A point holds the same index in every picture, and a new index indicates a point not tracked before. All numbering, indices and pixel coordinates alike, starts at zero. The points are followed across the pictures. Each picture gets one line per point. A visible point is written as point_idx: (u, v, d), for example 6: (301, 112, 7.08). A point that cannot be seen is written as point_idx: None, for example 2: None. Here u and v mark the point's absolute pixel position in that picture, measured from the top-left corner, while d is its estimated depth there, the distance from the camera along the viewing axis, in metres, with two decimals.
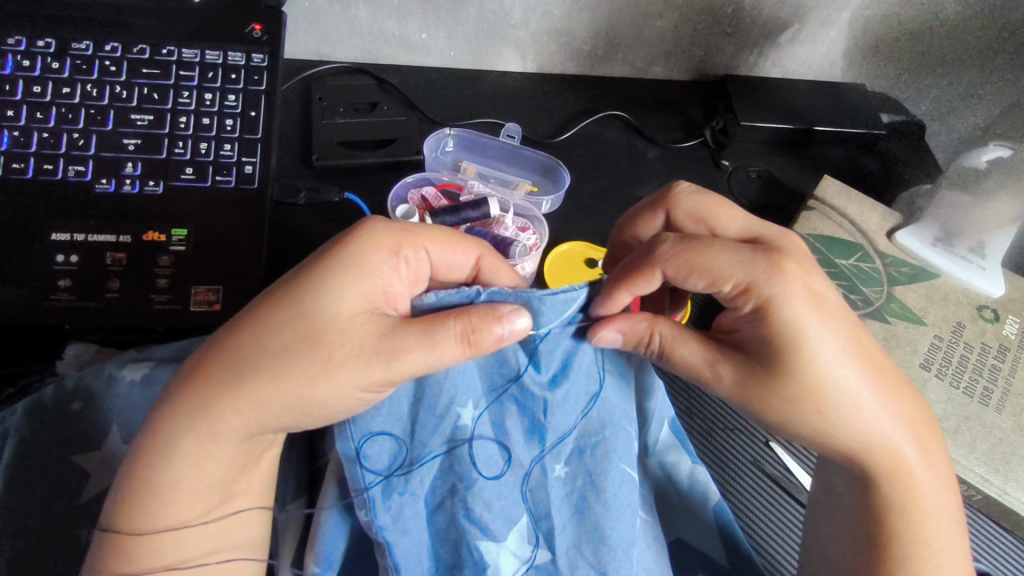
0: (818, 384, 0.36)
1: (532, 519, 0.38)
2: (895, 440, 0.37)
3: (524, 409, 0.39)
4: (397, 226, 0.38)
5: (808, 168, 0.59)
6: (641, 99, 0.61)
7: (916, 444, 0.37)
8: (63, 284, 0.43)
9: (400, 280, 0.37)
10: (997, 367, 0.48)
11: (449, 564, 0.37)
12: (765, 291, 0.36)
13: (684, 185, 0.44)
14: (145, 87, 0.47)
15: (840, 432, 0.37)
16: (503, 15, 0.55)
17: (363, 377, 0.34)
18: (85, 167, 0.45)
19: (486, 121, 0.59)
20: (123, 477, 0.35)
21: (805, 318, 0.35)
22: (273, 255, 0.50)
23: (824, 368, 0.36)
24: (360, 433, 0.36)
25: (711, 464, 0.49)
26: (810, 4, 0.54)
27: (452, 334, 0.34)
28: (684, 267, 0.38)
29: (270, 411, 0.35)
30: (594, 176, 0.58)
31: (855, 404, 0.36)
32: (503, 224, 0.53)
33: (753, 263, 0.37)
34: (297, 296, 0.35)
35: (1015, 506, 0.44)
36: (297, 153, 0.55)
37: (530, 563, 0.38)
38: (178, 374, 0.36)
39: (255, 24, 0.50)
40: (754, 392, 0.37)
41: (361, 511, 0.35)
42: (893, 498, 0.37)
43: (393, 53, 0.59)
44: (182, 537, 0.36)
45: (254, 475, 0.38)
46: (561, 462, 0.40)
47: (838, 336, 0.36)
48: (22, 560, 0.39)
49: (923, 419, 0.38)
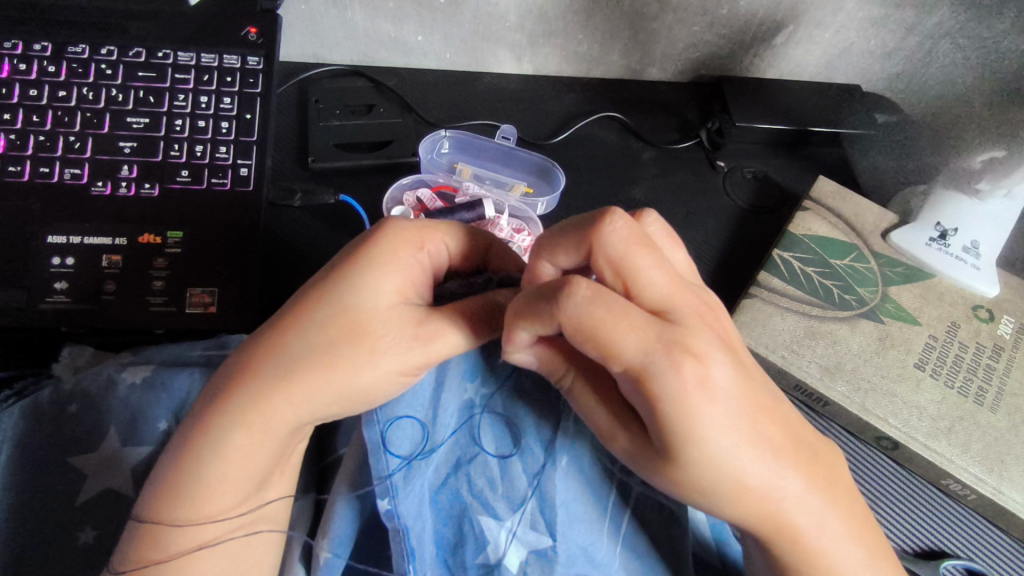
0: (703, 475, 0.30)
1: (539, 505, 0.38)
2: (798, 523, 0.32)
3: (531, 390, 0.40)
4: (416, 221, 0.39)
5: (802, 168, 0.59)
6: (636, 100, 0.62)
7: (821, 517, 0.33)
8: (60, 287, 0.44)
9: (425, 271, 0.38)
10: (992, 367, 0.48)
11: (451, 542, 0.38)
12: (660, 390, 0.28)
13: (622, 219, 0.30)
14: (141, 90, 0.47)
15: (732, 512, 0.32)
16: (498, 17, 0.55)
17: (406, 361, 0.34)
18: (82, 170, 0.46)
19: (482, 123, 0.59)
20: (169, 472, 0.35)
21: (700, 417, 0.28)
22: (270, 257, 0.50)
23: (722, 464, 0.29)
24: (384, 419, 0.36)
25: None
26: (803, 6, 0.54)
27: (477, 317, 0.35)
28: (579, 330, 0.29)
29: (323, 400, 0.35)
30: (589, 177, 0.58)
31: (748, 491, 0.30)
32: (498, 225, 0.53)
33: (655, 347, 0.28)
34: (338, 291, 0.36)
35: (1010, 506, 0.44)
36: (293, 155, 0.55)
37: (533, 550, 0.37)
38: (221, 372, 0.36)
39: (251, 28, 0.50)
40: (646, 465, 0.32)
41: (382, 498, 0.34)
42: (793, 560, 0.34)
43: (389, 56, 0.59)
44: (214, 525, 0.35)
45: (286, 469, 0.38)
46: (570, 453, 0.39)
47: (733, 422, 0.29)
48: (21, 561, 0.40)
49: (835, 483, 0.34)
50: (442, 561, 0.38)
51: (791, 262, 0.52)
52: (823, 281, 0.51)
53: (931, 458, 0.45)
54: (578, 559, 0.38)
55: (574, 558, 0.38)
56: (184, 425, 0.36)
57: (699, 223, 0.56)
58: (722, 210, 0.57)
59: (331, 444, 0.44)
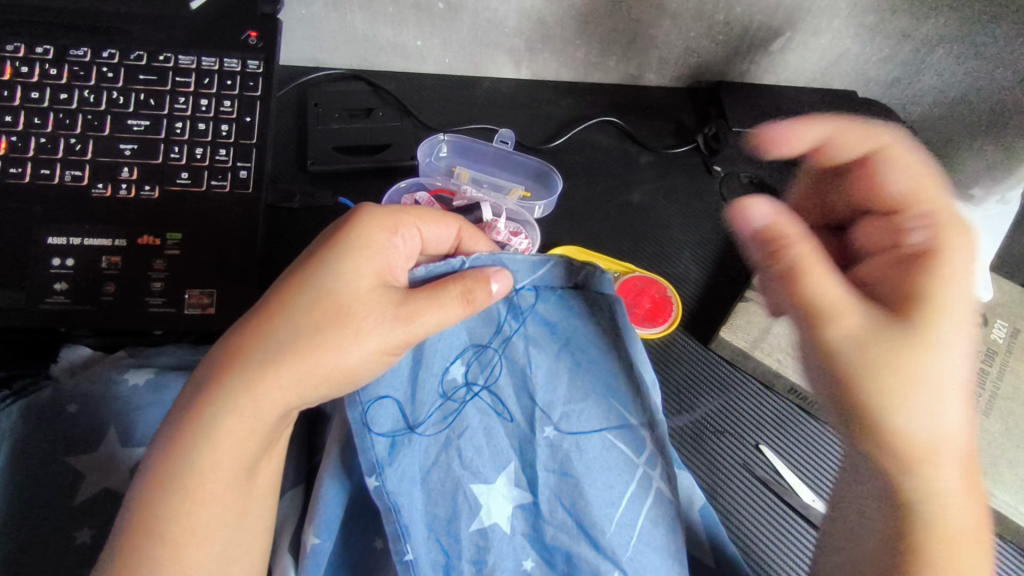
0: (907, 422, 0.33)
1: (520, 464, 0.40)
2: (950, 469, 0.34)
3: (510, 364, 0.41)
4: (389, 207, 0.39)
5: (799, 174, 0.60)
6: (634, 105, 0.62)
7: (966, 462, 0.34)
8: (59, 288, 0.44)
9: (400, 256, 0.38)
10: (986, 370, 0.48)
11: (445, 518, 0.38)
12: (949, 217, 0.37)
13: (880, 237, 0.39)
14: (142, 93, 0.47)
15: (909, 407, 0.33)
16: (496, 22, 0.56)
17: (390, 340, 0.35)
18: (82, 171, 0.46)
19: (481, 127, 0.59)
20: (157, 463, 0.34)
21: (960, 247, 0.35)
22: (270, 260, 0.51)
23: (958, 309, 0.34)
24: (366, 399, 0.37)
25: (697, 470, 0.48)
26: (798, 13, 0.54)
27: (455, 296, 0.36)
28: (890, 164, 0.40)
29: (310, 382, 0.34)
30: (587, 181, 0.58)
31: (935, 419, 0.33)
32: (495, 228, 0.53)
33: (922, 184, 0.39)
34: (320, 275, 0.35)
35: (1004, 509, 0.44)
36: (293, 159, 0.56)
37: (519, 505, 0.39)
38: (206, 362, 0.35)
39: (252, 32, 0.50)
40: (932, 330, 0.34)
41: (370, 476, 0.36)
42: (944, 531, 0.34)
43: (388, 60, 0.60)
44: (209, 514, 0.34)
45: (274, 454, 0.37)
46: (551, 424, 0.40)
47: (932, 346, 0.33)
48: (20, 560, 0.40)
49: (966, 459, 0.34)
50: (438, 541, 0.37)
51: None
52: None
53: None
54: (563, 525, 0.38)
55: (559, 521, 0.39)
56: (171, 417, 0.36)
57: (695, 227, 0.57)
58: (718, 214, 0.58)
59: (321, 438, 0.44)
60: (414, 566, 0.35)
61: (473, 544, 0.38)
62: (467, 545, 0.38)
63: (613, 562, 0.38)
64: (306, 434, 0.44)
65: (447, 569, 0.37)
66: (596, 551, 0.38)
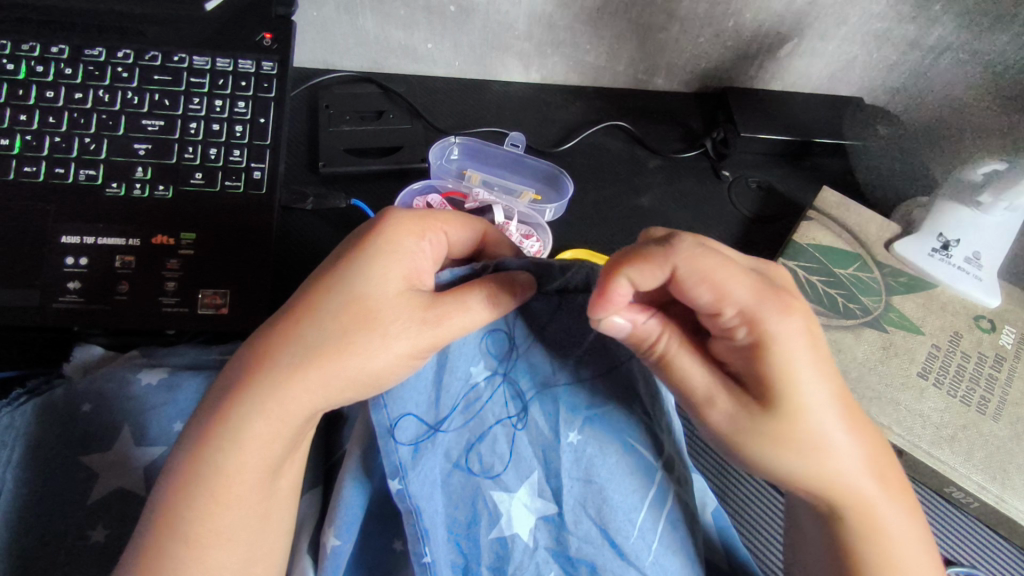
0: (834, 472, 0.33)
1: (544, 474, 0.39)
2: (868, 499, 0.35)
3: (533, 370, 0.40)
4: (415, 211, 0.39)
5: (807, 178, 0.60)
6: (643, 110, 0.62)
7: (880, 481, 0.35)
8: (72, 287, 0.44)
9: (427, 260, 0.38)
10: (995, 376, 0.49)
11: (464, 522, 0.38)
12: (784, 338, 0.31)
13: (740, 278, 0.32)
14: (156, 93, 0.47)
15: (807, 469, 0.33)
16: (507, 26, 0.56)
17: (416, 344, 0.35)
18: (96, 171, 0.46)
19: (490, 130, 0.59)
20: (183, 463, 0.34)
21: (807, 346, 0.32)
22: (283, 260, 0.51)
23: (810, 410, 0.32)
24: (391, 406, 0.36)
25: (708, 471, 0.51)
26: (807, 20, 0.55)
27: (480, 298, 0.36)
28: (697, 272, 0.31)
29: (338, 385, 0.35)
30: (596, 184, 0.59)
31: (843, 462, 0.33)
32: (507, 230, 0.54)
33: (761, 293, 0.32)
34: (346, 279, 0.36)
35: (1013, 514, 0.44)
36: (304, 160, 0.56)
37: (541, 518, 0.39)
38: (233, 363, 0.35)
39: (266, 33, 0.51)
40: (756, 417, 0.33)
41: (392, 479, 0.35)
42: (876, 548, 0.35)
43: (399, 62, 0.60)
44: (234, 514, 0.34)
45: (297, 457, 0.37)
46: (575, 430, 0.40)
47: (835, 394, 0.33)
48: (32, 561, 0.40)
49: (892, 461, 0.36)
50: (457, 543, 0.38)
51: (796, 271, 0.52)
52: (827, 289, 0.52)
53: (935, 466, 0.45)
54: (587, 535, 0.39)
55: (583, 531, 0.39)
56: (195, 417, 0.35)
57: (704, 232, 0.57)
58: (726, 219, 0.58)
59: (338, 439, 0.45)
60: (432, 568, 0.35)
61: (491, 550, 0.38)
62: (486, 551, 0.38)
63: (634, 567, 0.39)
64: (323, 436, 0.45)
65: (465, 570, 0.39)
66: (620, 559, 0.38)
